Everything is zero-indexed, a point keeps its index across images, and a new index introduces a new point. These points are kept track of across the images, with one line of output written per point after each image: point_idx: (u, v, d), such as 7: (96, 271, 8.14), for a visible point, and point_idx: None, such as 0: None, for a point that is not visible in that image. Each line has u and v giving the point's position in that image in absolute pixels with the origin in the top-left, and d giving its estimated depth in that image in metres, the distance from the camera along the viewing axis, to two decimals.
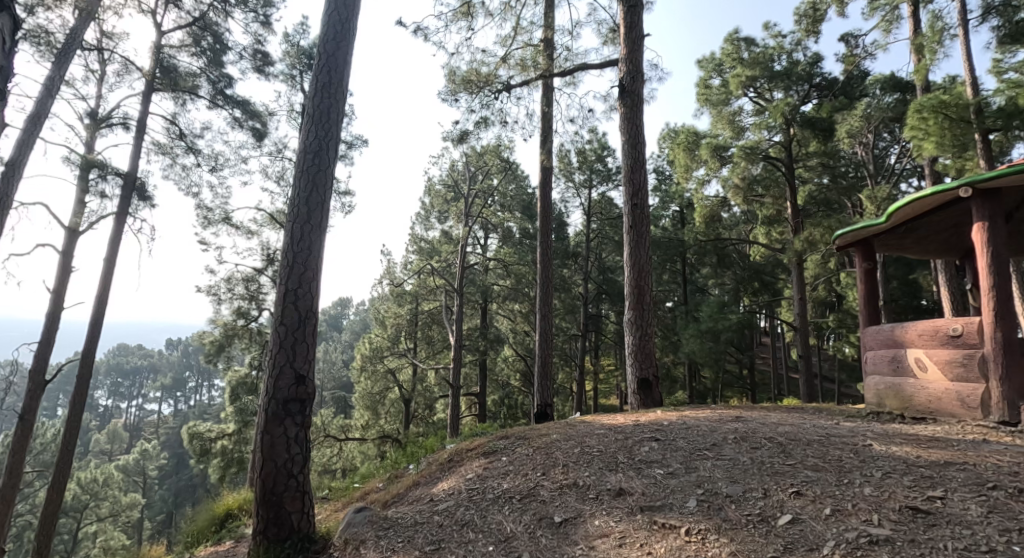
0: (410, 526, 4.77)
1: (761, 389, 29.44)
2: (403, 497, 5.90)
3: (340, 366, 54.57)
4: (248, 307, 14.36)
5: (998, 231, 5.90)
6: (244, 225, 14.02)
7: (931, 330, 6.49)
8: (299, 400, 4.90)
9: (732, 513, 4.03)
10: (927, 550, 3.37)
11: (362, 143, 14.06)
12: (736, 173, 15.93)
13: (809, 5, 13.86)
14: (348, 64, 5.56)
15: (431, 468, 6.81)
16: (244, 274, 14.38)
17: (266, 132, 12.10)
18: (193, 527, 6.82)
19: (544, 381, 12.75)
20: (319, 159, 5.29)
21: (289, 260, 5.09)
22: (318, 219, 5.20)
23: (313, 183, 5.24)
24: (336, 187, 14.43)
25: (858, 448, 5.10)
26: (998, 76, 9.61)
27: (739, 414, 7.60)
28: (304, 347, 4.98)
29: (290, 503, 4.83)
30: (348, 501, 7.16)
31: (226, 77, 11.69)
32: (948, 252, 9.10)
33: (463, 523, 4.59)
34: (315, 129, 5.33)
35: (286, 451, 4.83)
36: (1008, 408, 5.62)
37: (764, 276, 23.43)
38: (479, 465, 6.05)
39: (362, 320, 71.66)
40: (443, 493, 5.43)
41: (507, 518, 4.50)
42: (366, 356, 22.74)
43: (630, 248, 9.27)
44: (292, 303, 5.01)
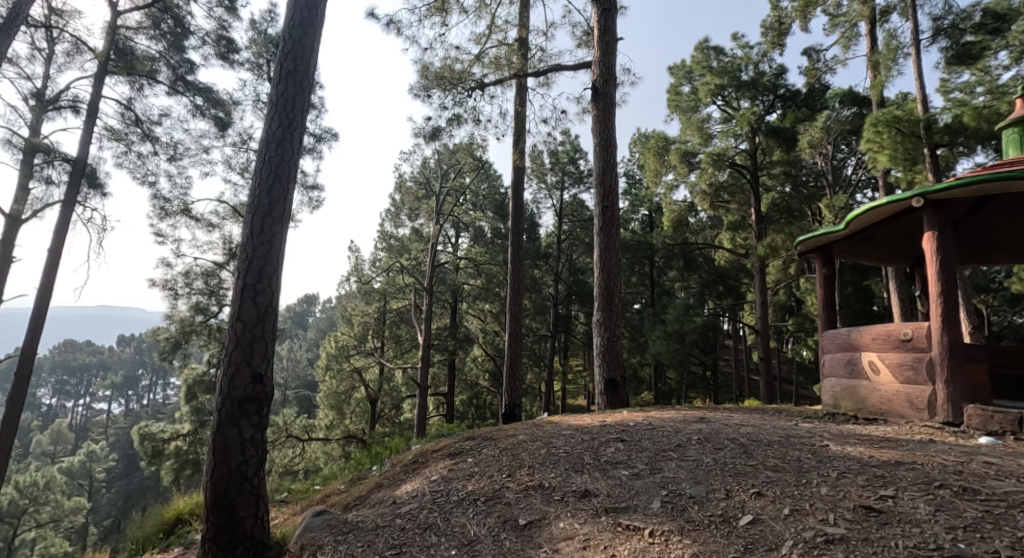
0: (371, 529, 4.70)
1: (724, 390, 30.14)
2: (365, 501, 5.78)
3: (304, 365, 53.76)
4: (208, 302, 13.94)
5: (947, 241, 6.12)
6: (204, 217, 13.59)
7: (883, 334, 6.70)
8: (255, 400, 4.76)
9: (695, 514, 4.08)
10: (880, 548, 3.46)
11: (331, 137, 13.76)
12: (704, 179, 16.36)
13: (775, 18, 14.21)
14: (314, 53, 5.43)
15: (395, 469, 6.75)
16: (204, 268, 13.98)
17: (229, 121, 11.78)
18: (141, 532, 6.59)
19: (512, 382, 12.78)
20: (282, 150, 5.17)
21: (249, 254, 4.95)
22: (280, 212, 5.08)
23: (276, 173, 5.10)
24: (302, 180, 14.11)
25: (815, 449, 5.24)
26: (946, 94, 10.01)
27: (702, 414, 7.75)
28: (263, 345, 4.85)
29: (243, 508, 4.70)
30: (308, 504, 7.01)
31: (188, 62, 11.35)
32: (901, 260, 9.41)
33: (426, 526, 4.53)
34: (279, 117, 5.20)
35: (241, 453, 4.70)
36: (952, 409, 5.83)
37: (728, 280, 24.02)
38: (445, 465, 6.03)
39: (329, 319, 70.79)
40: (406, 495, 5.37)
41: (471, 521, 4.47)
42: (331, 356, 22.43)
43: (600, 249, 9.33)
44: (251, 299, 4.88)
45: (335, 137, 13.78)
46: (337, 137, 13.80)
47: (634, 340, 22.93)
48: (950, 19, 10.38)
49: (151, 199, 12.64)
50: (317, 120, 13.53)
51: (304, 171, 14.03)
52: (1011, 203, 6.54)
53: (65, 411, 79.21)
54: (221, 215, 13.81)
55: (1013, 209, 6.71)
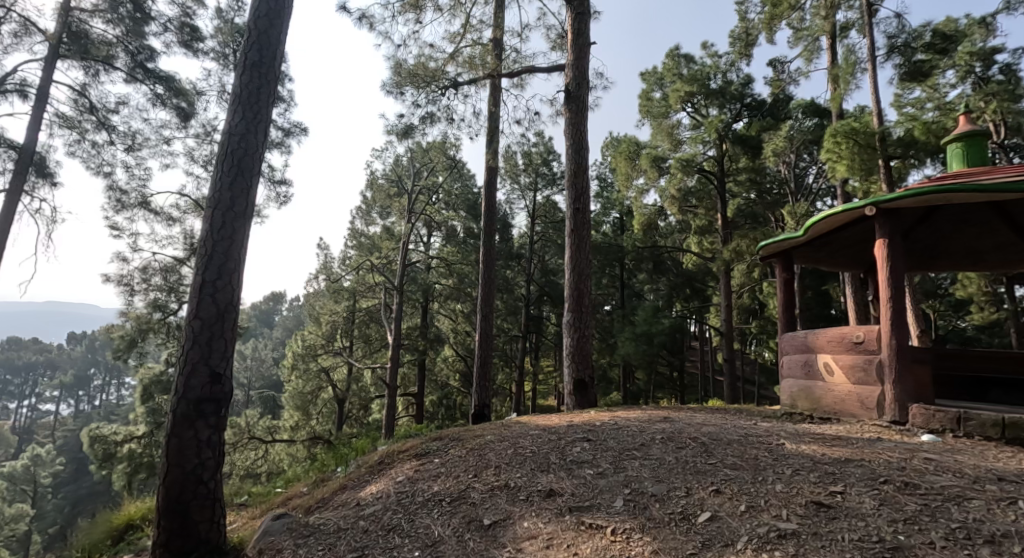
0: (333, 532, 4.72)
1: (690, 391, 30.78)
2: (328, 503, 5.77)
3: (268, 365, 52.83)
4: (166, 299, 13.63)
5: (897, 248, 6.42)
6: (164, 211, 13.28)
7: (838, 337, 6.98)
8: (213, 400, 4.73)
9: (656, 512, 4.22)
10: (827, 542, 3.65)
11: (300, 131, 13.62)
12: (673, 184, 16.67)
13: (743, 29, 14.62)
14: (281, 45, 5.40)
15: (359, 471, 6.72)
16: (163, 264, 13.64)
17: (192, 111, 11.56)
18: (88, 539, 6.42)
19: (482, 383, 12.83)
20: (246, 143, 5.13)
21: (209, 249, 4.90)
22: (242, 206, 5.05)
23: (239, 167, 5.08)
24: (269, 175, 13.90)
25: (772, 448, 5.44)
26: (900, 109, 10.47)
27: (667, 414, 7.92)
28: (221, 344, 4.82)
29: (198, 512, 4.65)
30: (269, 507, 6.94)
31: (147, 49, 11.11)
32: (856, 266, 9.80)
33: (390, 528, 4.56)
34: (243, 110, 5.16)
35: (197, 456, 4.67)
36: (898, 409, 6.12)
37: (695, 283, 24.59)
38: (411, 466, 6.05)
39: (296, 317, 69.79)
40: (371, 496, 5.38)
41: (436, 522, 4.52)
42: (297, 355, 22.15)
43: (572, 249, 9.48)
44: (210, 297, 4.83)
45: (304, 131, 13.65)
46: (306, 132, 13.69)
47: (604, 341, 23.24)
48: (904, 38, 10.40)
49: (106, 190, 12.29)
50: (286, 115, 13.38)
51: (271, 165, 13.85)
52: (956, 213, 6.90)
53: (10, 412, 75.73)
54: (182, 209, 13.52)
55: (958, 219, 7.08)
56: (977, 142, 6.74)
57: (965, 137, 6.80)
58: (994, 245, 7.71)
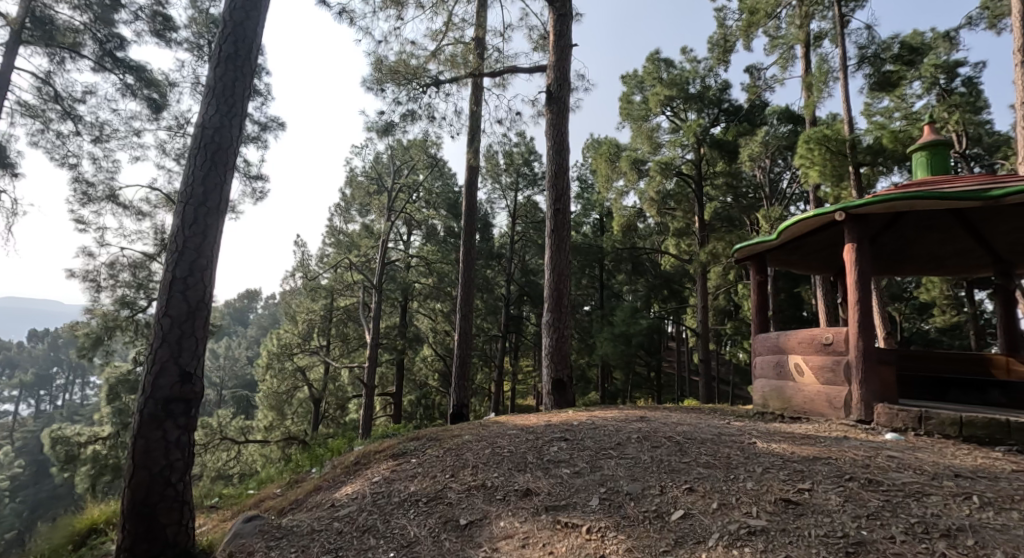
0: (307, 533, 4.73)
1: (666, 391, 31.19)
2: (301, 504, 5.76)
3: (242, 365, 52.01)
4: (135, 296, 13.37)
5: (865, 252, 6.63)
6: (133, 205, 13.02)
7: (808, 338, 7.17)
8: (183, 400, 4.71)
9: (631, 510, 4.32)
10: (794, 537, 3.78)
11: (277, 126, 13.45)
12: (652, 187, 16.89)
13: (721, 35, 14.88)
14: (257, 38, 5.37)
15: (335, 471, 6.71)
16: (132, 260, 13.37)
17: (164, 103, 11.37)
18: (48, 544, 6.29)
19: (461, 382, 12.85)
20: (220, 137, 5.11)
21: (180, 245, 4.87)
22: (216, 203, 5.03)
23: (213, 161, 5.05)
24: (245, 170, 13.69)
25: (744, 446, 5.59)
26: (870, 117, 10.79)
27: (643, 414, 8.03)
28: (192, 342, 4.79)
29: (165, 515, 4.61)
30: (240, 510, 6.89)
31: (117, 37, 10.91)
32: (826, 270, 10.07)
33: (364, 529, 4.59)
34: (217, 103, 5.13)
35: (165, 457, 4.63)
36: (864, 408, 6.33)
37: (673, 284, 24.93)
38: (387, 467, 6.07)
39: (271, 315, 68.85)
40: (346, 497, 5.39)
41: (412, 522, 4.56)
42: (272, 354, 21.88)
43: (551, 250, 9.57)
44: (180, 294, 4.80)
45: (282, 126, 13.49)
46: (284, 127, 13.53)
47: (583, 341, 23.43)
48: (873, 49, 10.74)
49: (72, 182, 11.99)
50: (263, 109, 13.19)
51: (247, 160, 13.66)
52: (921, 219, 7.15)
53: None
54: (153, 203, 13.26)
55: (923, 225, 7.33)
56: (940, 151, 7.00)
57: (930, 146, 7.06)
58: (955, 250, 8.01)
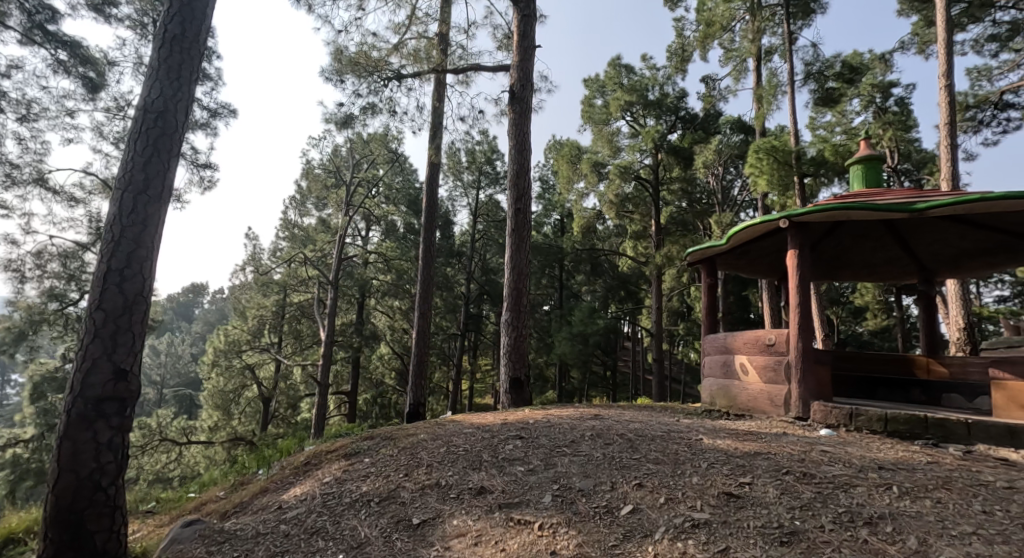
0: (251, 537, 4.71)
1: (621, 390, 31.84)
2: (246, 507, 5.69)
3: (185, 362, 50.12)
4: (65, 288, 12.78)
5: (806, 258, 7.02)
6: (65, 191, 12.46)
7: (753, 339, 7.53)
8: (116, 399, 4.60)
9: (582, 506, 4.49)
10: (734, 529, 4.02)
11: (227, 113, 13.13)
12: (611, 190, 17.24)
13: (679, 45, 15.36)
14: (206, 21, 5.29)
15: (284, 472, 6.66)
16: (63, 250, 12.78)
17: (101, 82, 10.93)
18: None
19: (417, 381, 12.85)
20: (163, 121, 5.02)
21: (117, 234, 4.77)
22: (157, 190, 4.94)
23: (155, 147, 4.96)
24: (192, 158, 13.30)
25: (691, 443, 5.86)
26: (814, 130, 11.37)
27: (596, 412, 8.24)
28: (127, 338, 4.69)
29: (94, 521, 4.49)
30: (180, 514, 6.75)
31: (49, 9, 9.70)
32: (771, 274, 10.53)
33: (313, 531, 4.61)
34: (162, 86, 5.03)
35: (95, 460, 4.51)
36: (802, 406, 6.71)
37: (630, 286, 25.49)
38: (339, 467, 6.07)
39: (218, 311, 66.61)
40: (294, 499, 5.38)
41: (363, 523, 4.61)
42: (219, 351, 21.25)
43: (511, 250, 9.70)
44: (116, 287, 4.69)
45: (233, 113, 13.19)
46: (235, 114, 13.22)
47: (541, 341, 23.70)
48: (818, 66, 11.34)
49: None
50: (212, 95, 12.82)
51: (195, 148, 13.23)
52: (856, 228, 7.60)
53: None
54: (88, 189, 12.74)
55: (857, 233, 7.79)
56: (875, 165, 7.47)
57: (865, 160, 7.52)
58: (886, 259, 8.55)
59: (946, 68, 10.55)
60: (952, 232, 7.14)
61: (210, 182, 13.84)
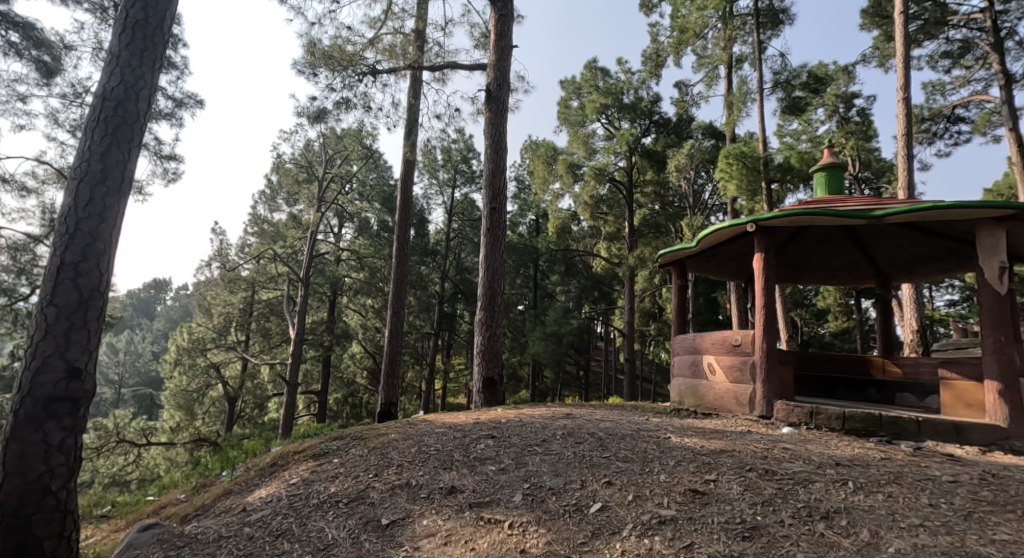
0: (213, 540, 4.68)
1: (592, 390, 32.13)
2: (208, 510, 5.63)
3: (146, 360, 48.68)
4: (15, 283, 12.21)
5: (771, 262, 7.24)
6: (17, 181, 12.05)
7: (720, 340, 7.73)
8: (68, 398, 4.49)
9: (552, 505, 4.57)
10: (699, 525, 4.15)
11: (193, 104, 12.88)
12: (586, 192, 17.44)
13: (654, 50, 15.64)
14: (170, 8, 5.16)
15: (249, 474, 6.60)
16: (14, 242, 12.33)
17: (56, 67, 10.63)
18: None
19: (390, 380, 12.80)
20: (122, 110, 4.90)
21: (72, 228, 4.67)
22: (115, 182, 4.84)
23: (113, 137, 4.85)
24: (155, 149, 13.01)
25: (660, 441, 6.00)
26: (782, 137, 11.69)
27: (567, 412, 8.35)
28: (81, 335, 4.59)
29: (42, 526, 4.37)
30: (138, 518, 6.62)
31: None
32: (739, 277, 10.79)
33: (279, 533, 4.60)
34: (121, 74, 4.91)
35: (44, 462, 4.39)
36: (765, 405, 6.92)
37: (603, 286, 25.75)
38: (307, 468, 6.05)
39: (183, 307, 64.99)
40: (260, 501, 5.35)
41: (330, 524, 4.62)
42: (182, 349, 20.76)
43: (486, 249, 9.76)
44: (70, 282, 4.59)
45: (199, 104, 12.95)
46: (201, 105, 12.98)
47: (515, 340, 23.81)
48: (786, 75, 11.69)
49: None
50: (178, 85, 12.56)
51: (159, 138, 12.94)
52: (820, 233, 7.87)
53: None
54: (41, 178, 12.33)
55: (820, 238, 8.05)
56: (836, 173, 7.75)
57: (828, 167, 7.79)
58: (847, 263, 8.85)
59: (903, 82, 10.97)
60: (907, 239, 7.46)
61: (174, 176, 13.40)
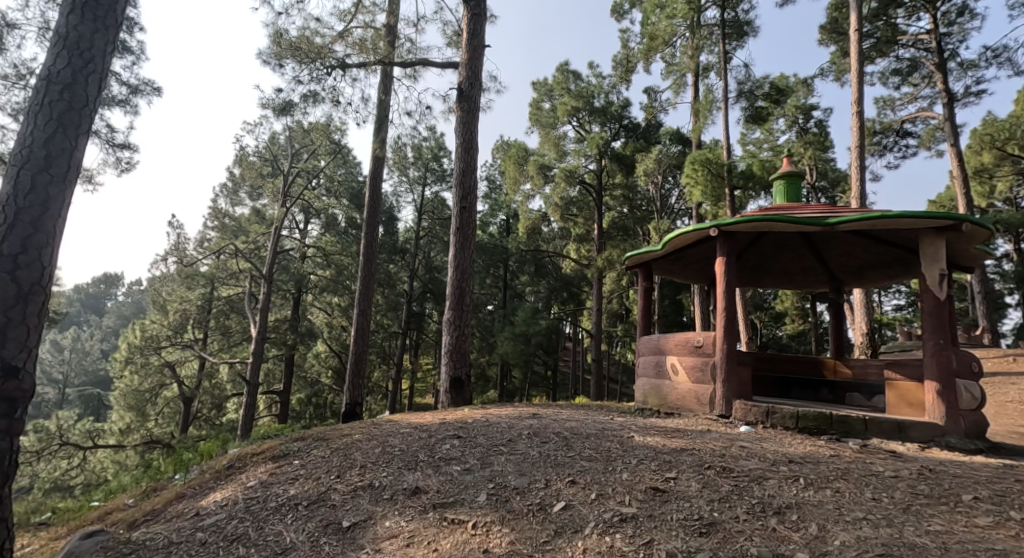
0: (163, 546, 4.60)
1: (559, 390, 32.40)
2: (158, 515, 5.51)
3: (94, 358, 46.84)
4: None
5: (732, 265, 7.47)
6: None
7: (683, 341, 7.93)
8: (5, 400, 4.00)
9: (516, 504, 4.65)
10: (658, 521, 4.28)
11: (150, 91, 12.54)
12: (556, 193, 17.60)
13: (624, 55, 15.90)
14: None
15: (204, 477, 6.46)
16: None
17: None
18: None
19: (355, 380, 12.68)
20: (71, 93, 4.41)
21: (11, 217, 4.18)
22: (61, 169, 4.36)
23: (60, 122, 4.37)
24: (109, 137, 12.61)
25: (622, 440, 6.13)
26: (745, 145, 12.05)
27: (533, 411, 8.42)
28: (21, 332, 4.12)
29: None
30: (81, 525, 6.40)
31: None
32: (703, 280, 11.04)
33: (233, 538, 4.56)
34: (70, 54, 4.41)
35: None
36: (725, 404, 7.14)
37: (572, 287, 26.00)
38: (265, 470, 5.98)
39: (136, 303, 62.85)
40: (215, 505, 5.28)
41: (288, 528, 4.59)
42: (134, 347, 20.08)
43: (455, 249, 9.77)
44: (8, 274, 4.11)
45: (156, 91, 12.62)
46: (158, 93, 12.65)
47: (484, 340, 23.85)
48: (749, 85, 12.05)
49: None
50: (133, 70, 12.23)
51: (112, 126, 12.55)
52: (778, 238, 8.15)
53: None
54: None
55: (779, 243, 8.35)
56: (794, 181, 8.05)
57: (787, 175, 8.07)
58: (803, 268, 9.18)
59: (858, 96, 11.43)
60: (858, 246, 7.80)
61: (127, 165, 13.07)
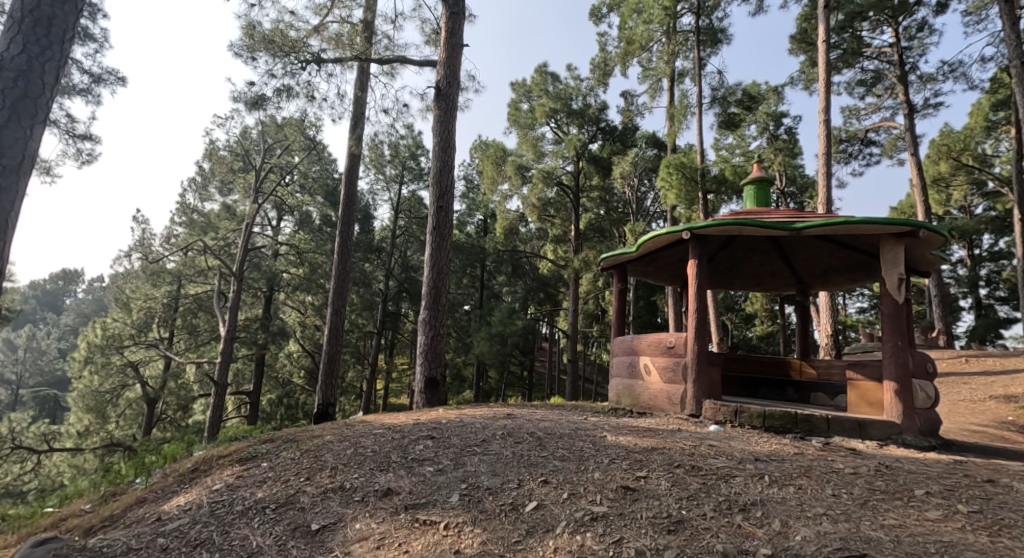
0: (122, 553, 4.51)
1: (535, 390, 32.44)
2: (117, 521, 5.39)
3: (51, 358, 45.34)
4: None
5: (704, 268, 7.61)
6: None
7: (655, 342, 8.04)
8: None
9: (488, 504, 4.68)
10: (627, 520, 4.36)
11: (114, 81, 12.29)
12: (534, 194, 17.66)
13: (602, 58, 16.06)
14: None
15: (167, 480, 6.34)
16: None
17: None
18: None
19: (328, 381, 12.55)
20: (29, 82, 3.73)
21: None
22: (13, 169, 3.66)
23: (13, 113, 3.68)
24: (70, 127, 12.33)
25: (595, 440, 6.21)
26: (718, 149, 12.29)
27: (508, 411, 8.45)
28: None
29: None
30: (33, 532, 6.19)
31: None
32: (675, 281, 11.21)
33: (197, 543, 4.50)
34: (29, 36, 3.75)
35: None
36: (695, 403, 7.27)
37: (548, 288, 26.13)
38: (231, 473, 5.89)
39: (98, 300, 61.10)
40: (178, 509, 5.20)
41: (255, 531, 4.55)
42: (96, 346, 19.51)
43: (432, 249, 9.75)
44: None
45: (120, 81, 12.37)
46: (123, 82, 12.40)
47: (460, 340, 23.79)
48: (723, 91, 12.29)
49: None
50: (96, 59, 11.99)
51: (73, 116, 12.29)
52: (748, 241, 8.34)
53: None
54: None
55: (749, 246, 8.54)
56: (764, 186, 8.24)
57: (758, 180, 8.26)
58: (772, 271, 9.40)
59: (825, 104, 11.76)
60: (823, 250, 8.04)
61: (89, 157, 12.78)
